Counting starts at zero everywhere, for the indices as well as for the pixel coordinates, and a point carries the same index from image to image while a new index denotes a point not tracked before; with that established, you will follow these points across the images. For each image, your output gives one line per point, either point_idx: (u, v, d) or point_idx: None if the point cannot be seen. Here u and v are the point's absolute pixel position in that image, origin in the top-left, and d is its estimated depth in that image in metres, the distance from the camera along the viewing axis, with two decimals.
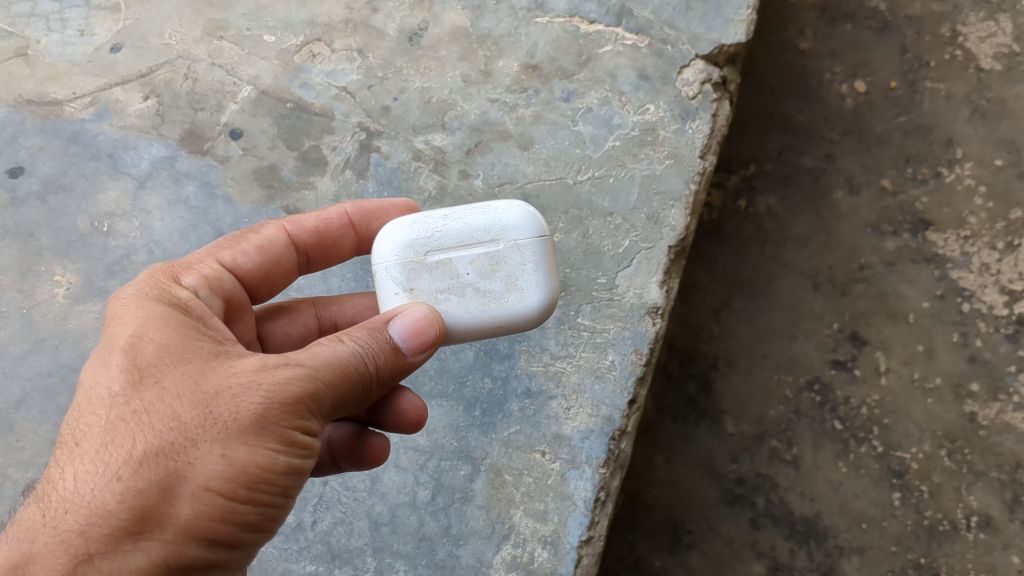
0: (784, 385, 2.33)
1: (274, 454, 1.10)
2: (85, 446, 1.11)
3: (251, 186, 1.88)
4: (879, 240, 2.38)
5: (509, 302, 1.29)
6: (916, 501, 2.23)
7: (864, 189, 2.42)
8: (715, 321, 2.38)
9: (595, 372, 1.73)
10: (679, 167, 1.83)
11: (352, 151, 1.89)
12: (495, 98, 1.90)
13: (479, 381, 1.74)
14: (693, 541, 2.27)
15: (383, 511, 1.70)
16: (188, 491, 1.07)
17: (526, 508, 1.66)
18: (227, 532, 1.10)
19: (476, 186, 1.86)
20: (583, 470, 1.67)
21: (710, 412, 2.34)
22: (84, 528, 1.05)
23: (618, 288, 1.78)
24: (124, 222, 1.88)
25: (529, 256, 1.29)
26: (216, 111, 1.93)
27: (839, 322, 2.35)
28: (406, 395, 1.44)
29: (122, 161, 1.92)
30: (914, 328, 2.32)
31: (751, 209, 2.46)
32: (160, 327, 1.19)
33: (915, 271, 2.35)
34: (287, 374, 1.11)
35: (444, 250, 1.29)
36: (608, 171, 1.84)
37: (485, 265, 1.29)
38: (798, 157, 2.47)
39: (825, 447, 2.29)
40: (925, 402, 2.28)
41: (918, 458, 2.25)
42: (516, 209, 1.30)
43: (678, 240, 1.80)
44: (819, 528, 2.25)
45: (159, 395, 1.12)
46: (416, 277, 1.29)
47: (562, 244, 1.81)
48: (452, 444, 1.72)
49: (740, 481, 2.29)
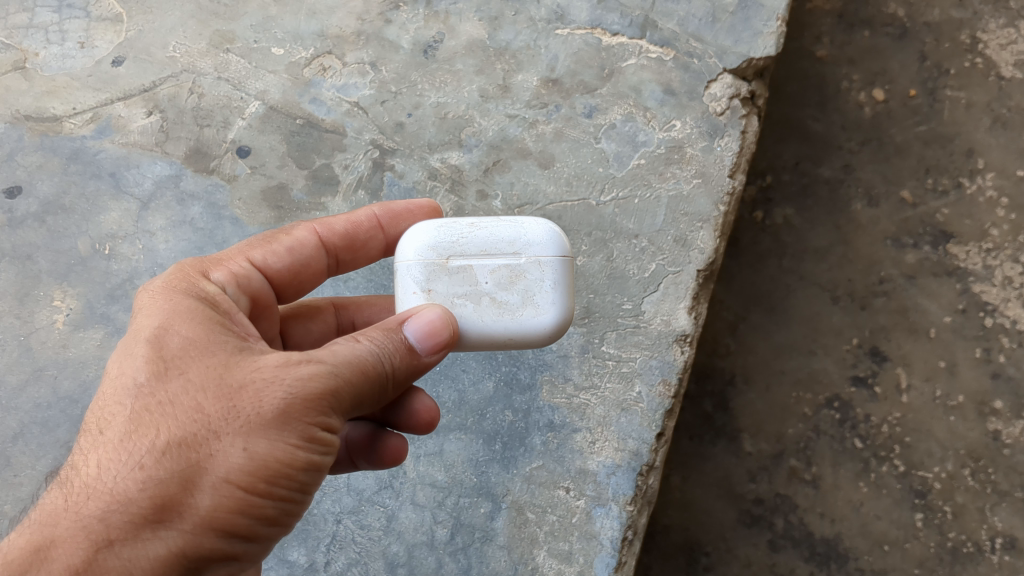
0: (803, 402, 2.25)
1: (294, 449, 1.03)
2: (106, 434, 1.06)
3: (260, 207, 1.79)
4: (899, 253, 2.30)
5: (521, 316, 1.20)
6: (939, 522, 2.15)
7: (883, 201, 2.33)
8: (732, 336, 2.30)
9: (621, 405, 1.65)
10: (707, 187, 1.75)
11: (365, 169, 1.81)
12: (514, 113, 1.82)
13: (499, 414, 1.66)
14: (710, 563, 2.19)
15: (400, 551, 1.62)
16: (208, 483, 1.01)
17: (550, 547, 1.59)
18: (247, 524, 1.04)
19: (495, 207, 1.77)
20: (609, 507, 1.59)
21: (726, 430, 2.26)
22: (103, 514, 1.00)
23: (644, 315, 1.69)
24: (127, 245, 1.80)
25: (549, 274, 1.21)
26: (223, 128, 1.85)
27: (858, 338, 2.27)
28: (420, 394, 1.36)
29: (124, 181, 1.84)
30: (936, 344, 2.24)
31: (768, 220, 2.38)
32: (187, 321, 1.12)
33: (937, 285, 2.27)
34: (310, 370, 1.04)
35: (464, 257, 1.21)
36: (632, 190, 1.75)
37: (504, 277, 1.21)
38: (816, 168, 2.38)
39: (845, 466, 2.21)
40: (947, 420, 2.19)
41: (941, 477, 2.17)
42: (543, 226, 1.22)
43: (706, 263, 1.71)
44: (839, 550, 2.16)
45: (184, 387, 1.05)
46: (432, 280, 1.21)
47: (584, 268, 1.72)
48: (471, 479, 1.63)
49: (758, 501, 2.21)
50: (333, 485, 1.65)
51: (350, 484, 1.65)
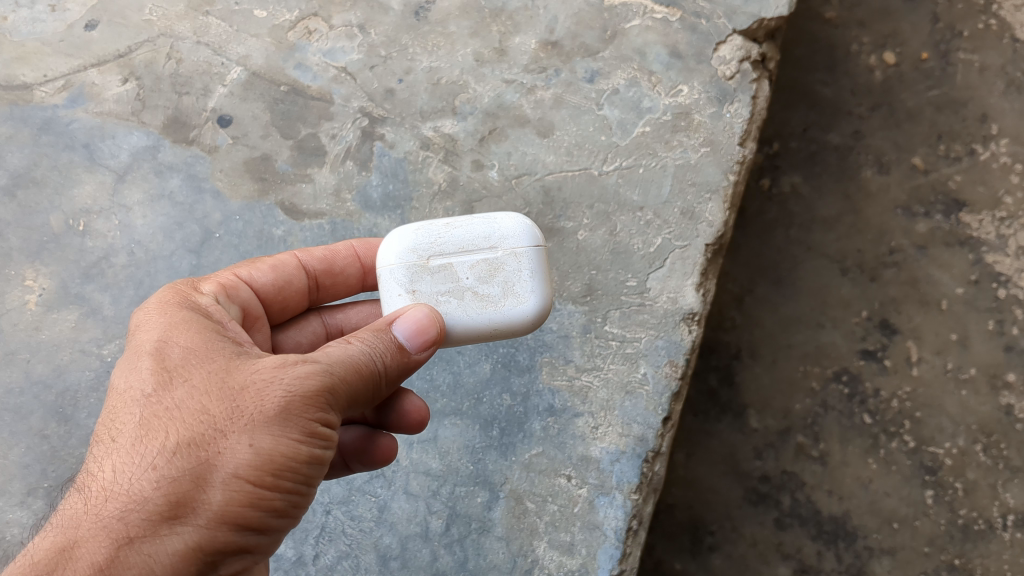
0: (811, 376, 2.16)
1: (298, 443, 1.00)
2: (117, 440, 1.02)
3: (242, 179, 1.69)
4: (910, 223, 2.20)
5: (503, 307, 1.15)
6: (950, 499, 2.06)
7: (894, 168, 2.23)
8: (737, 309, 2.21)
9: (625, 388, 1.56)
10: (716, 155, 1.65)
11: (353, 139, 1.71)
12: (511, 78, 1.71)
13: (497, 398, 1.57)
14: (715, 543, 2.11)
15: (392, 543, 1.53)
16: (219, 479, 0.98)
17: (551, 539, 1.51)
18: (260, 517, 1.00)
19: (491, 178, 1.67)
20: (613, 496, 1.51)
21: (732, 405, 2.17)
22: (123, 513, 0.96)
23: (650, 293, 1.60)
24: (102, 220, 1.68)
25: (527, 264, 1.16)
26: (202, 95, 1.74)
27: (868, 311, 2.17)
28: (407, 395, 1.29)
29: (99, 153, 1.72)
30: (947, 316, 2.15)
31: (775, 189, 2.28)
32: (185, 335, 1.08)
33: (949, 255, 2.17)
34: (307, 368, 1.02)
35: (440, 256, 1.16)
36: (637, 160, 1.65)
37: (483, 270, 1.15)
38: (824, 134, 2.28)
39: (854, 442, 2.12)
40: (959, 394, 2.11)
41: (952, 453, 2.08)
42: (516, 218, 1.17)
43: (715, 237, 1.62)
44: (848, 528, 2.08)
45: (188, 391, 1.02)
46: (414, 281, 1.15)
47: (587, 243, 1.63)
48: (467, 468, 1.55)
49: (765, 478, 2.13)
50: None
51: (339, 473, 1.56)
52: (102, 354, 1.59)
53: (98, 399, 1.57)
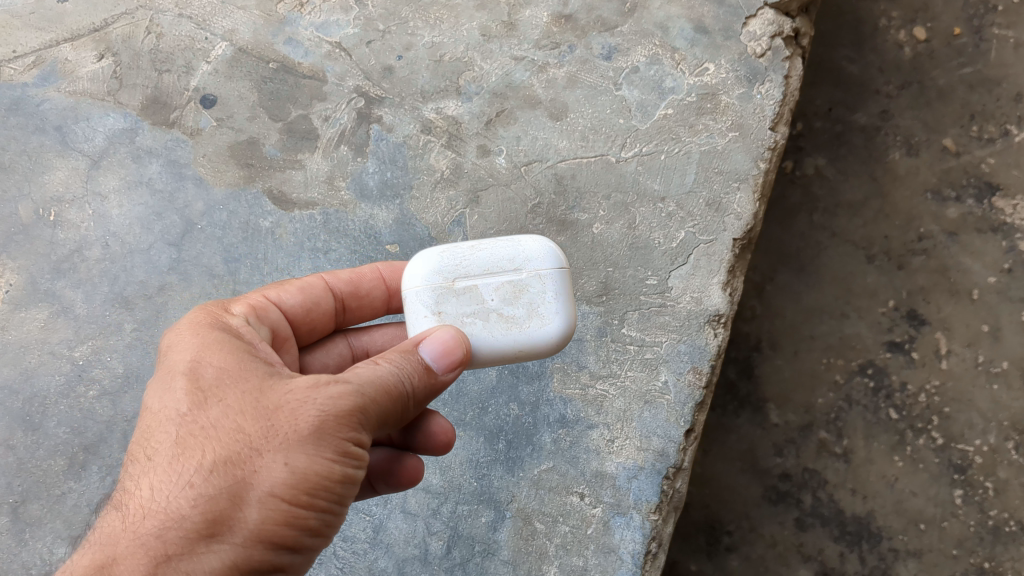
0: (834, 369, 2.02)
1: (338, 461, 0.89)
2: (151, 459, 0.91)
3: (227, 165, 1.55)
4: (940, 208, 2.03)
5: (528, 328, 1.04)
6: (980, 500, 1.92)
7: (924, 149, 2.06)
8: (757, 298, 2.08)
9: (644, 397, 1.42)
10: (745, 141, 1.49)
11: (348, 121, 1.56)
12: (520, 55, 1.56)
13: (503, 408, 1.44)
14: (732, 543, 1.99)
15: (388, 566, 1.41)
16: (255, 497, 0.87)
17: (562, 564, 1.38)
18: (300, 537, 0.89)
19: (498, 165, 1.53)
20: (630, 516, 1.39)
21: (751, 399, 2.05)
22: (158, 532, 0.86)
23: (672, 292, 1.46)
24: (75, 210, 1.54)
25: (552, 286, 1.05)
26: (184, 73, 1.59)
27: (895, 300, 2.02)
28: (432, 415, 1.17)
29: (71, 136, 1.58)
30: (979, 307, 1.98)
31: (798, 171, 2.12)
32: (219, 354, 0.97)
33: (981, 242, 2.00)
34: (347, 381, 0.91)
35: (464, 277, 1.04)
36: (658, 145, 1.50)
37: (507, 292, 1.04)
38: (851, 114, 2.11)
39: (879, 439, 1.98)
40: (990, 389, 1.95)
41: (983, 451, 1.94)
42: (540, 241, 1.06)
43: (743, 232, 1.47)
44: (872, 528, 1.95)
45: (224, 404, 0.92)
46: (437, 303, 1.03)
47: (603, 237, 1.48)
48: (471, 484, 1.42)
49: (785, 476, 2.00)
50: None
51: None
52: (74, 357, 1.46)
53: (67, 406, 1.44)
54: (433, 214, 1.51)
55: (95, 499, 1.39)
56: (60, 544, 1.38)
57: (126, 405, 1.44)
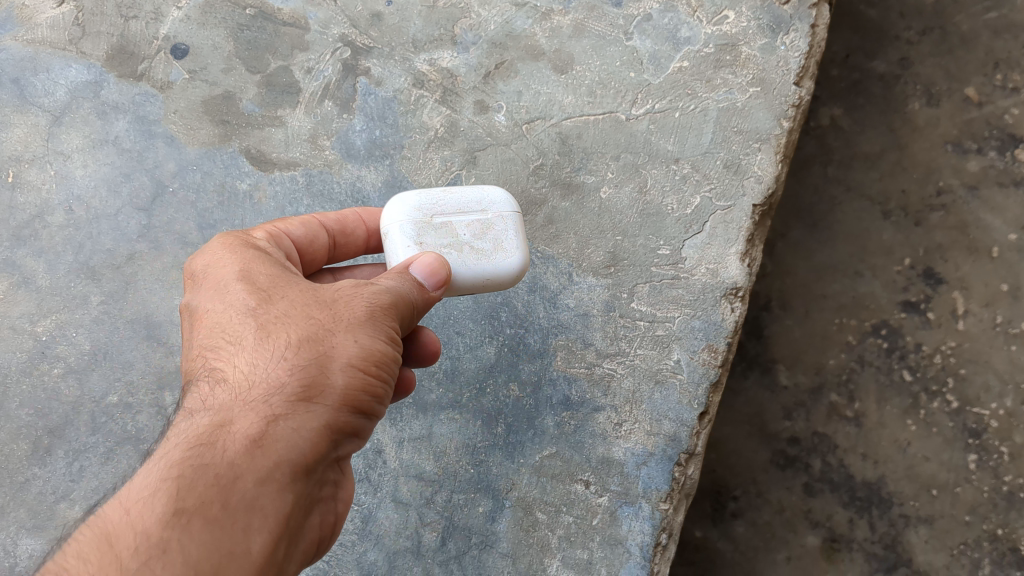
0: (847, 330, 1.90)
1: (395, 343, 0.92)
2: (227, 344, 0.89)
3: (201, 122, 1.41)
4: (960, 160, 1.91)
5: (494, 260, 1.04)
6: (995, 465, 1.81)
7: (944, 99, 1.94)
8: (769, 256, 1.95)
9: (655, 377, 1.32)
10: (768, 98, 1.37)
11: (333, 74, 1.43)
12: (521, 1, 1.43)
13: (502, 388, 1.33)
14: (738, 509, 1.88)
15: (377, 560, 1.30)
16: (339, 366, 0.87)
17: (565, 557, 1.28)
18: (370, 412, 0.91)
19: (497, 123, 1.40)
20: (639, 506, 1.29)
21: (760, 360, 1.93)
22: (262, 398, 0.85)
23: (685, 263, 1.34)
24: (34, 170, 1.41)
25: (513, 227, 1.07)
26: (153, 21, 1.45)
27: (911, 258, 1.90)
28: (420, 330, 1.10)
29: (31, 89, 1.44)
30: (998, 265, 1.86)
31: (812, 122, 1.98)
32: (263, 266, 0.96)
33: (1003, 198, 1.88)
34: (389, 281, 0.94)
35: (438, 214, 1.05)
36: (672, 102, 1.37)
37: (476, 228, 1.05)
38: (870, 61, 1.98)
39: (892, 402, 1.87)
40: (1008, 350, 1.84)
41: (999, 415, 1.83)
42: (499, 189, 1.09)
43: (764, 197, 1.35)
44: (883, 494, 1.84)
45: (284, 295, 0.92)
46: (418, 237, 1.03)
47: (612, 202, 1.36)
48: (467, 471, 1.31)
49: (794, 440, 1.89)
50: None
51: None
52: (36, 332, 1.35)
53: (30, 386, 1.33)
54: (426, 176, 1.39)
55: (61, 487, 1.30)
56: (25, 535, 1.28)
57: (94, 384, 1.33)
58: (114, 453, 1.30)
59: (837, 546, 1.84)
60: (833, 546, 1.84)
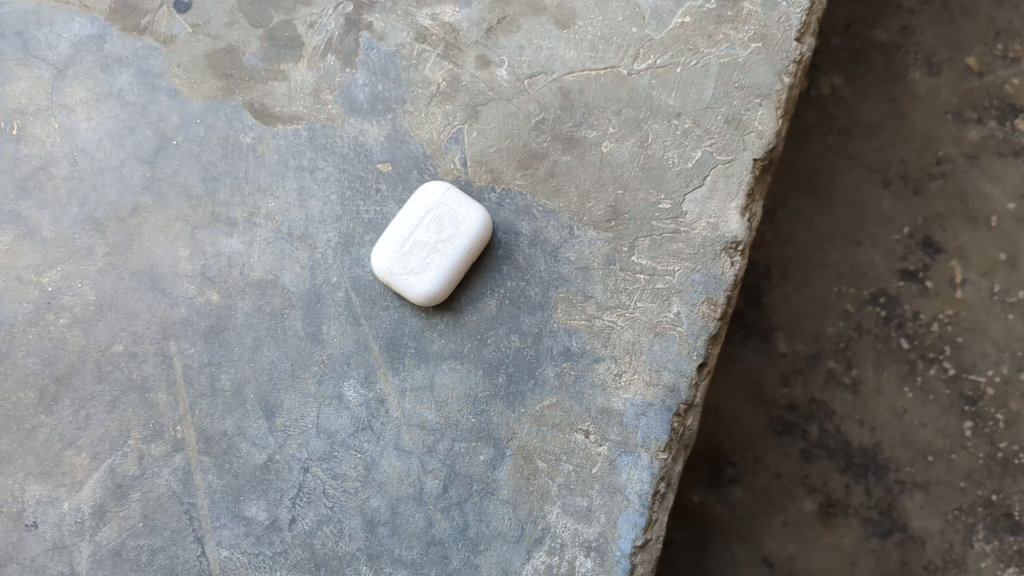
0: (845, 299, 1.90)
1: None
2: None
3: (204, 76, 1.40)
4: (961, 129, 1.87)
5: (440, 270, 1.30)
6: (990, 432, 1.84)
7: (945, 69, 1.88)
8: (767, 223, 1.93)
9: (655, 328, 1.34)
10: (769, 54, 1.36)
11: (335, 28, 1.41)
12: None
13: (503, 339, 1.35)
14: (736, 474, 1.92)
15: (381, 506, 1.34)
16: None
17: (565, 504, 1.33)
18: None
19: (499, 78, 1.40)
20: (638, 455, 1.32)
21: (758, 328, 1.93)
22: None
23: (686, 217, 1.35)
24: (38, 123, 1.40)
25: (465, 254, 1.30)
26: None
27: (910, 227, 1.88)
28: None
29: (33, 42, 1.41)
30: (998, 236, 1.85)
31: (812, 91, 1.93)
32: None
33: (1003, 166, 1.86)
34: None
35: (403, 237, 1.30)
36: (674, 57, 1.37)
37: (446, 240, 1.29)
38: (870, 31, 1.91)
39: (889, 368, 1.88)
40: (1006, 319, 1.85)
41: (995, 382, 1.84)
42: (481, 224, 1.31)
43: (765, 151, 1.35)
44: (879, 461, 1.88)
45: None
46: (408, 268, 1.30)
47: (612, 156, 1.37)
48: (468, 421, 1.34)
49: (792, 407, 1.91)
50: (298, 428, 1.35)
51: (319, 426, 1.35)
52: (42, 284, 1.37)
53: (37, 335, 1.36)
54: (429, 130, 1.39)
55: (68, 434, 1.34)
56: (33, 481, 1.34)
57: (99, 333, 1.36)
58: (120, 401, 1.35)
59: (833, 511, 1.88)
60: (829, 512, 1.88)
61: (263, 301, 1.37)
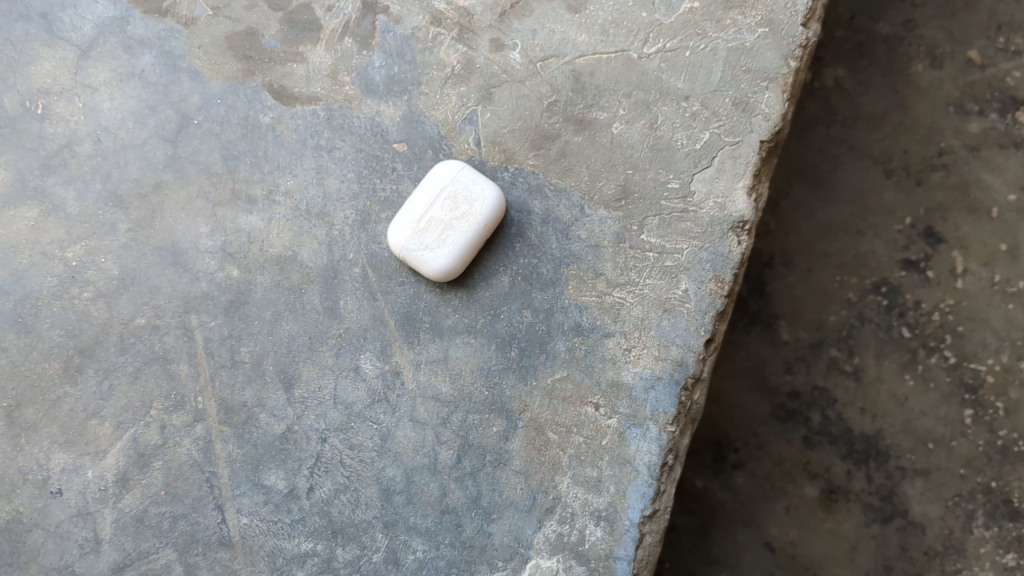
0: (847, 288, 1.93)
1: None
2: None
3: (224, 58, 1.43)
4: (962, 121, 1.90)
5: (455, 246, 1.33)
6: (989, 420, 1.88)
7: (948, 61, 1.91)
8: (770, 214, 1.97)
9: (663, 305, 1.37)
10: (775, 38, 1.39)
11: (352, 12, 1.44)
12: None
13: (516, 315, 1.38)
14: (739, 460, 1.96)
15: (396, 476, 1.38)
16: None
17: (575, 474, 1.37)
18: None
19: (513, 61, 1.42)
20: (647, 428, 1.36)
21: (761, 316, 1.97)
22: None
23: (694, 197, 1.38)
24: (62, 102, 1.43)
25: (479, 231, 1.34)
26: None
27: (912, 217, 1.91)
28: None
29: (58, 24, 1.43)
30: (998, 226, 1.88)
31: (816, 83, 1.96)
32: None
33: (1004, 158, 1.89)
34: None
35: (419, 213, 1.33)
36: (684, 41, 1.39)
37: (461, 217, 1.33)
38: (874, 23, 1.94)
39: (891, 357, 1.92)
40: (1006, 308, 1.88)
41: (995, 370, 1.88)
42: (495, 201, 1.35)
43: (771, 133, 1.39)
44: (880, 447, 1.91)
45: None
46: (423, 243, 1.33)
47: (623, 137, 1.40)
48: (482, 393, 1.38)
49: (795, 395, 1.94)
50: (317, 399, 1.39)
51: (336, 397, 1.39)
52: (66, 259, 1.40)
53: (61, 308, 1.39)
54: (444, 112, 1.43)
55: (91, 405, 1.39)
56: (58, 449, 1.38)
57: (122, 307, 1.40)
58: (142, 372, 1.39)
59: (835, 497, 1.92)
60: (831, 498, 1.92)
61: (282, 277, 1.40)
